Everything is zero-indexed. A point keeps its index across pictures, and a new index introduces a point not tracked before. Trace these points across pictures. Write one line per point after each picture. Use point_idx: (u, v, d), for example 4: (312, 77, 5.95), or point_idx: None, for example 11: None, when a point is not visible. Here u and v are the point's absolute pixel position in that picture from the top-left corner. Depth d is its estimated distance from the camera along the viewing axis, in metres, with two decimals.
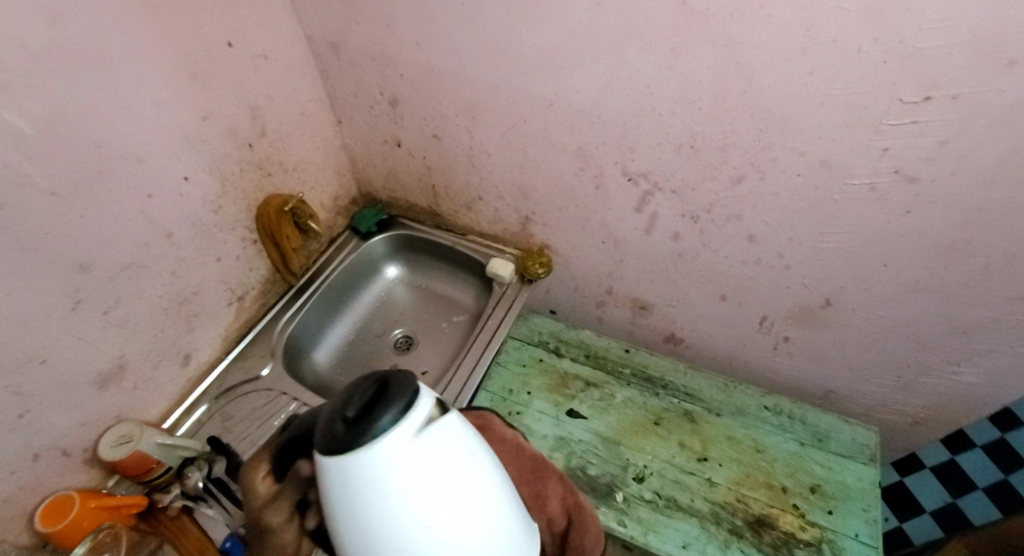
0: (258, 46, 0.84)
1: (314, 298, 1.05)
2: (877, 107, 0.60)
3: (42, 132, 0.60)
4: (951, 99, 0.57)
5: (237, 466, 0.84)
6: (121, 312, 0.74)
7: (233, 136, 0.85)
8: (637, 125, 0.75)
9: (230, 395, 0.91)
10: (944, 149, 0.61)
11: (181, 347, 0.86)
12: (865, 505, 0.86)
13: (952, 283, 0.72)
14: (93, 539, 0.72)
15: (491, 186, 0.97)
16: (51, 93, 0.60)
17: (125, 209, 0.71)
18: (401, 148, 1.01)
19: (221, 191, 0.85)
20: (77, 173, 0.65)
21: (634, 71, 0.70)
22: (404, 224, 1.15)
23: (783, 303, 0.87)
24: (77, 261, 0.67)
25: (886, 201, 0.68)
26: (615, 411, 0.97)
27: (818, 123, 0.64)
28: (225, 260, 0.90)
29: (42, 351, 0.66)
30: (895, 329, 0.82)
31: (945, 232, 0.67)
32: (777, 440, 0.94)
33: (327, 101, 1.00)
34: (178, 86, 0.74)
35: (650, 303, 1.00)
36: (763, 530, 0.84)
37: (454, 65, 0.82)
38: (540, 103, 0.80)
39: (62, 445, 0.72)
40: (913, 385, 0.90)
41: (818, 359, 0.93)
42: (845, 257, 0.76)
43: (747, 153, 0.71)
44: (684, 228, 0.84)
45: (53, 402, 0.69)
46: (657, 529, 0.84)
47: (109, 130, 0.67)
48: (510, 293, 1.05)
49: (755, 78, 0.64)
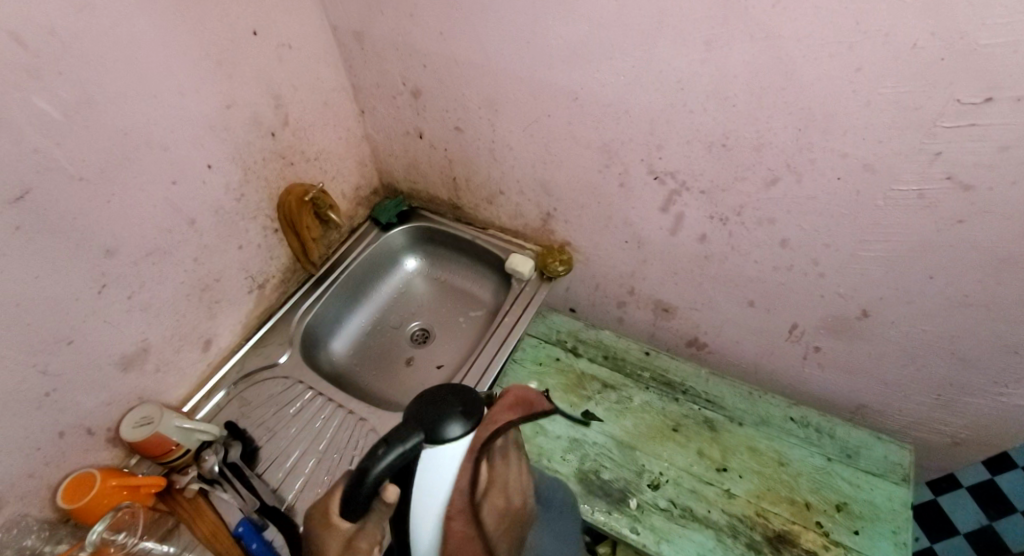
0: (284, 34, 0.84)
1: (333, 287, 1.05)
2: (931, 107, 0.56)
3: (70, 117, 0.61)
4: (1016, 101, 0.53)
5: (253, 451, 0.85)
6: (144, 296, 0.75)
7: (257, 125, 0.84)
8: (667, 121, 0.71)
9: (248, 381, 0.92)
10: (1003, 155, 0.56)
11: (203, 333, 0.87)
12: (895, 527, 0.81)
13: (1003, 299, 0.67)
14: (114, 516, 0.72)
15: (514, 180, 0.95)
16: (79, 79, 0.61)
17: (149, 195, 0.72)
18: (424, 140, 1.00)
19: (243, 178, 0.85)
20: (102, 158, 0.65)
21: (665, 63, 0.66)
22: (424, 216, 1.14)
23: (815, 312, 0.82)
24: (102, 245, 0.68)
25: (934, 209, 0.63)
26: (633, 415, 0.94)
27: (862, 123, 0.60)
28: (247, 248, 0.90)
29: (68, 333, 0.67)
30: (936, 345, 0.77)
31: (999, 243, 0.62)
32: (802, 453, 0.90)
33: (351, 91, 1.00)
34: (203, 73, 0.74)
35: (673, 305, 0.97)
36: (783, 547, 0.81)
37: (480, 55, 0.80)
38: (565, 96, 0.77)
39: (86, 424, 0.73)
40: (953, 404, 0.85)
41: (850, 372, 0.89)
42: (884, 267, 0.71)
43: (784, 153, 0.67)
44: (712, 229, 0.80)
45: (77, 383, 0.70)
46: (671, 538, 0.82)
47: (134, 118, 0.67)
48: (528, 290, 1.03)
49: (795, 74, 0.60)
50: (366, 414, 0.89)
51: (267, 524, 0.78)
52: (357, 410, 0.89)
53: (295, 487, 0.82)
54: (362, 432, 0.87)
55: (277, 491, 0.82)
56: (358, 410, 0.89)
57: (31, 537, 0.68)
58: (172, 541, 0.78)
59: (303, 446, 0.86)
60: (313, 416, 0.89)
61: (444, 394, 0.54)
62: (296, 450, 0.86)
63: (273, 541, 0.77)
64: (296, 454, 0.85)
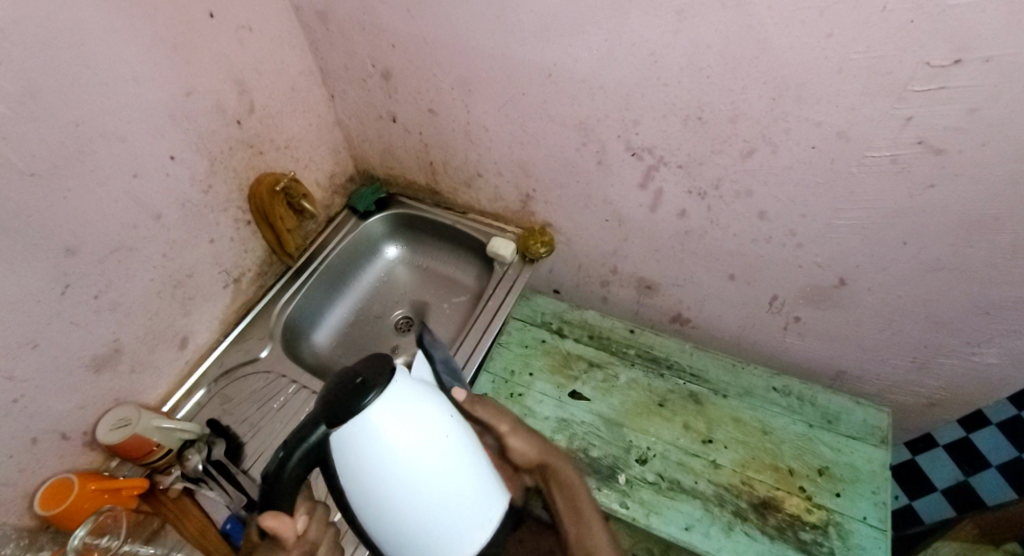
0: (243, 16, 0.80)
1: (312, 279, 1.03)
2: (902, 72, 0.56)
3: (15, 111, 0.58)
4: (983, 62, 0.53)
5: (238, 447, 0.84)
6: (113, 295, 0.73)
7: (221, 113, 0.81)
8: (642, 95, 0.71)
9: (230, 377, 0.90)
10: (972, 117, 0.57)
11: (178, 330, 0.85)
12: (875, 487, 0.83)
13: (975, 261, 0.69)
14: (96, 520, 0.70)
15: (490, 161, 0.94)
16: (22, 69, 0.57)
17: (111, 190, 0.69)
18: (398, 124, 0.98)
19: (210, 170, 0.82)
20: (56, 153, 0.62)
21: (637, 36, 0.66)
22: (402, 203, 1.12)
23: (793, 281, 0.83)
24: (63, 245, 0.65)
25: (907, 174, 0.64)
26: (619, 392, 0.95)
27: (834, 90, 0.60)
28: (219, 242, 0.87)
29: (33, 336, 0.65)
30: (911, 309, 0.79)
31: (971, 205, 0.63)
32: (786, 422, 0.92)
33: (319, 75, 0.97)
34: (159, 61, 0.71)
35: (656, 282, 0.97)
36: (768, 513, 0.82)
37: (450, 34, 0.78)
38: (539, 74, 0.76)
39: (60, 429, 0.71)
40: (929, 365, 0.87)
41: (830, 340, 0.90)
42: (860, 235, 0.72)
43: (758, 124, 0.67)
44: (692, 204, 0.80)
45: (46, 387, 0.68)
46: (660, 510, 0.83)
47: (89, 110, 0.64)
48: (510, 273, 1.02)
49: (768, 43, 0.60)
50: None
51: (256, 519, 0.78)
52: None
53: None
54: None
55: None
56: None
57: (11, 545, 0.67)
58: (157, 544, 0.76)
59: None
60: (299, 409, 0.88)
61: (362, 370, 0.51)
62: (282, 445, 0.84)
63: None
64: None
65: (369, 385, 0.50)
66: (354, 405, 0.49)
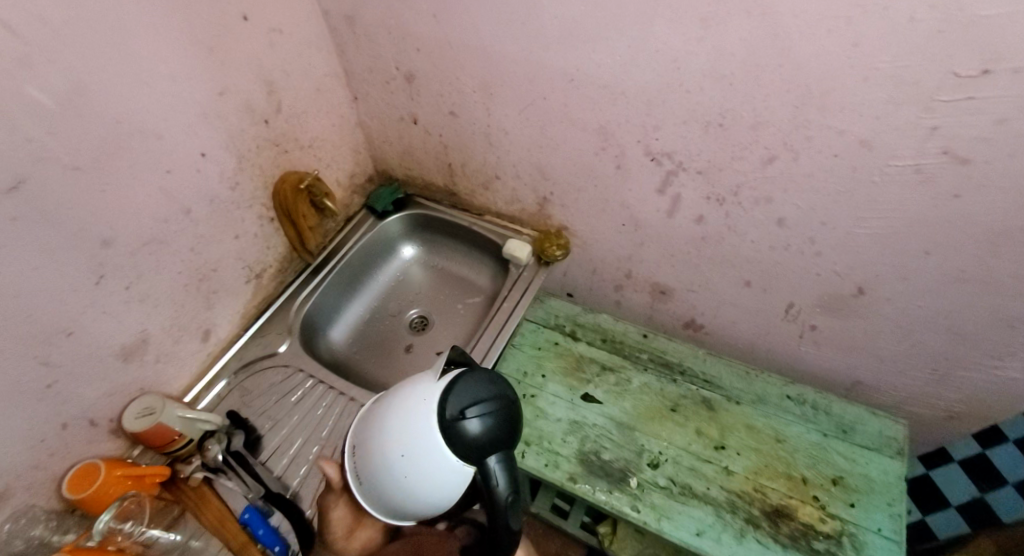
0: (274, 18, 0.82)
1: (331, 276, 1.05)
2: (929, 81, 0.56)
3: (61, 106, 0.60)
4: (1014, 73, 0.53)
5: (255, 439, 0.85)
6: (143, 287, 0.75)
7: (250, 112, 0.83)
8: (663, 101, 0.72)
9: (249, 370, 0.92)
10: (1000, 127, 0.56)
11: (202, 323, 0.86)
12: (890, 499, 0.83)
13: (998, 272, 0.68)
14: (120, 506, 0.72)
15: (510, 164, 0.95)
16: (69, 66, 0.59)
17: (144, 184, 0.71)
18: (419, 126, 1.00)
19: (238, 167, 0.84)
20: (96, 148, 0.64)
21: (662, 42, 0.66)
22: (420, 203, 1.14)
23: (810, 289, 0.83)
24: (98, 236, 0.67)
25: (931, 184, 0.64)
26: (631, 396, 0.96)
27: (859, 98, 0.60)
28: (243, 238, 0.89)
29: (66, 324, 0.67)
30: (932, 320, 0.78)
31: (996, 217, 0.63)
32: (799, 430, 0.92)
33: (343, 77, 0.99)
34: (196, 61, 0.73)
35: (670, 288, 0.98)
36: (781, 521, 0.82)
37: (475, 38, 0.80)
38: (562, 78, 0.77)
39: (89, 415, 0.73)
40: (948, 378, 0.87)
41: (846, 349, 0.90)
42: (880, 243, 0.72)
43: (781, 131, 0.67)
44: (710, 210, 0.81)
45: (77, 374, 0.70)
46: (671, 514, 0.83)
47: (128, 106, 0.66)
48: (526, 275, 1.03)
49: (793, 50, 0.60)
50: (367, 401, 0.89)
51: (273, 509, 0.79)
52: (358, 397, 0.89)
53: (299, 474, 0.83)
54: None
55: (281, 478, 0.83)
56: (359, 397, 0.89)
57: (39, 528, 0.69)
58: (178, 530, 0.78)
59: (305, 433, 0.86)
60: (315, 404, 0.89)
61: (454, 401, 0.59)
62: (298, 439, 0.86)
63: (279, 527, 0.78)
64: (298, 443, 0.85)
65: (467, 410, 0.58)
66: (473, 433, 0.57)
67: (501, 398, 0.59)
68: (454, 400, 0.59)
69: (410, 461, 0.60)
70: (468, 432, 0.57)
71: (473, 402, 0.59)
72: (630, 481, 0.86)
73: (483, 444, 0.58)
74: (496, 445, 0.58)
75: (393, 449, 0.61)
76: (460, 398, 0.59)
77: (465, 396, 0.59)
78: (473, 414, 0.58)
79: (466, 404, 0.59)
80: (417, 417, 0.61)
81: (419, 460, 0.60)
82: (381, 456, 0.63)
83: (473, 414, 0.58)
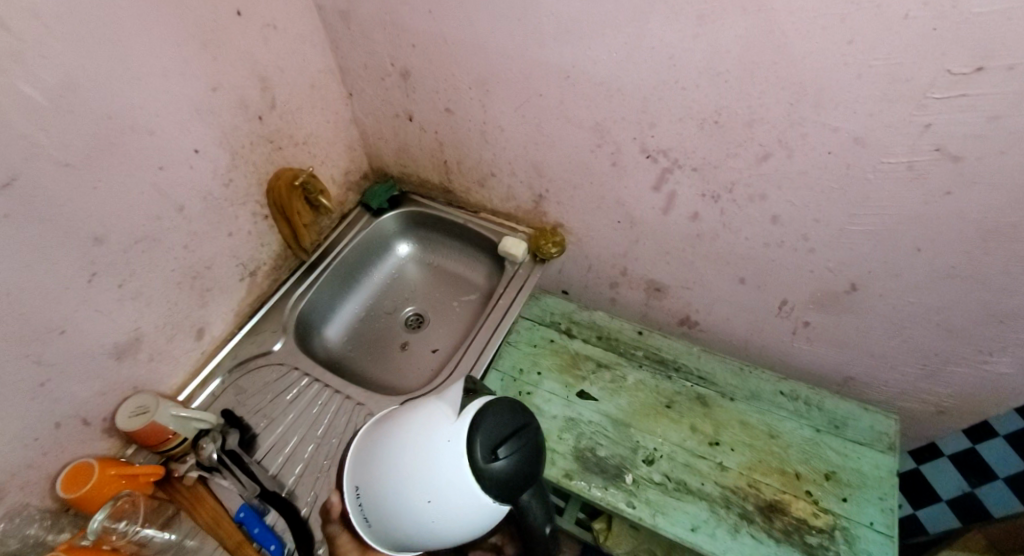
0: (268, 14, 0.82)
1: (326, 273, 1.04)
2: (922, 79, 0.57)
3: (53, 102, 0.59)
4: (1007, 70, 0.54)
5: (251, 438, 0.85)
6: (136, 285, 0.74)
7: (244, 109, 0.83)
8: (659, 98, 0.72)
9: (244, 368, 0.92)
10: (993, 125, 0.57)
11: (195, 321, 0.86)
12: (882, 493, 0.84)
13: (988, 268, 0.69)
14: (114, 505, 0.72)
15: (505, 162, 0.95)
16: (61, 61, 0.59)
17: (137, 180, 0.70)
18: (414, 123, 0.99)
19: (232, 164, 0.84)
20: (88, 143, 0.63)
21: (658, 39, 0.67)
22: (415, 201, 1.14)
23: (804, 286, 0.84)
24: (90, 233, 0.67)
25: (923, 181, 0.64)
26: (626, 393, 0.96)
27: (852, 95, 0.61)
28: (237, 235, 0.89)
29: (58, 323, 0.66)
30: (923, 316, 0.79)
31: (987, 214, 0.64)
32: (792, 426, 0.92)
33: (338, 73, 0.98)
34: (189, 56, 0.72)
35: (665, 285, 0.98)
36: (775, 516, 0.83)
37: (471, 35, 0.80)
38: (558, 75, 0.77)
39: (82, 415, 0.72)
40: (939, 373, 0.87)
41: (838, 345, 0.91)
42: (873, 240, 0.73)
43: (775, 128, 0.67)
44: (704, 207, 0.81)
45: (70, 372, 0.69)
46: (666, 510, 0.83)
47: (121, 101, 0.66)
48: (521, 273, 1.04)
49: (788, 48, 0.60)
50: (362, 399, 0.88)
51: (269, 508, 0.79)
52: (354, 395, 0.89)
53: (295, 472, 0.82)
54: (361, 416, 0.87)
55: (276, 476, 0.82)
56: (355, 395, 0.89)
57: (33, 527, 0.68)
58: (173, 529, 0.77)
59: (301, 432, 0.86)
60: (311, 402, 0.89)
61: (484, 442, 0.64)
62: (295, 437, 0.85)
63: (274, 526, 0.78)
64: (294, 441, 0.85)
65: (498, 454, 0.64)
66: (506, 471, 0.64)
67: (524, 431, 0.66)
68: (481, 442, 0.64)
69: (437, 504, 0.64)
70: (495, 471, 0.64)
71: (502, 441, 0.64)
72: (625, 476, 0.86)
73: (514, 479, 0.65)
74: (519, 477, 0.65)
75: (418, 495, 0.65)
76: (490, 443, 0.64)
77: (493, 439, 0.64)
78: (503, 454, 0.64)
79: (496, 447, 0.64)
80: (440, 463, 0.65)
81: (437, 509, 0.65)
82: (404, 501, 0.66)
83: (504, 457, 0.64)
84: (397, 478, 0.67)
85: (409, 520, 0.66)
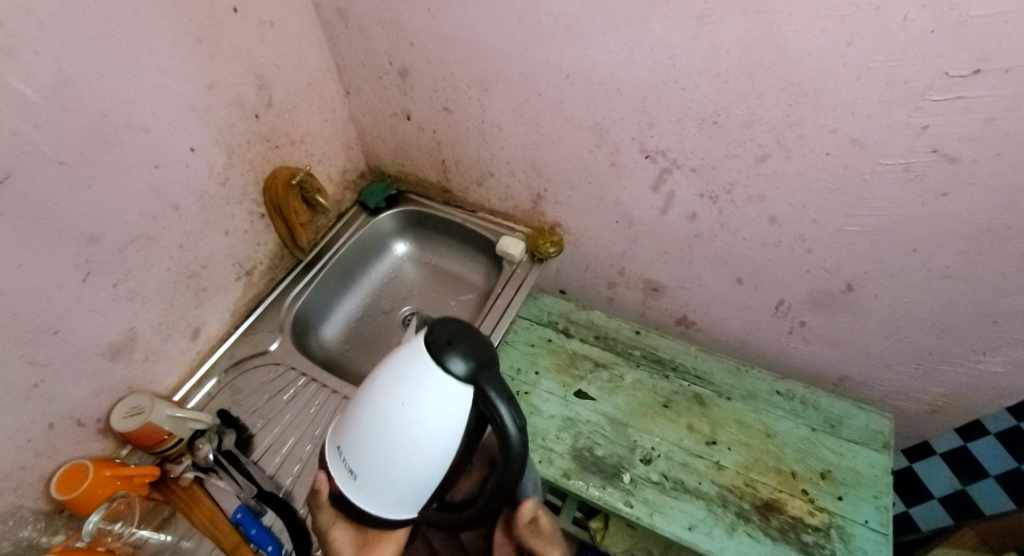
0: (265, 11, 0.81)
1: (322, 272, 1.04)
2: (920, 81, 0.57)
3: (47, 99, 0.58)
4: (1004, 73, 0.54)
5: (247, 438, 0.84)
6: (131, 284, 0.73)
7: (240, 106, 0.82)
8: (658, 98, 0.72)
9: (240, 368, 0.91)
10: (989, 126, 0.58)
11: (191, 321, 0.85)
12: (877, 492, 0.84)
13: (983, 269, 0.70)
14: (109, 507, 0.71)
15: (503, 161, 0.95)
16: (55, 58, 0.58)
17: (133, 179, 0.70)
18: (411, 122, 0.99)
19: (228, 162, 0.83)
20: (83, 141, 0.63)
21: (658, 40, 0.67)
22: (412, 200, 1.13)
23: (801, 286, 0.85)
24: (85, 232, 0.66)
25: (920, 182, 0.65)
26: (624, 392, 0.96)
27: (851, 97, 0.61)
28: (233, 234, 0.88)
29: (52, 323, 0.65)
30: (919, 316, 0.80)
31: (982, 215, 0.64)
32: (789, 425, 0.93)
33: (335, 71, 0.98)
34: (185, 53, 0.71)
35: (663, 284, 0.99)
36: (771, 514, 0.83)
37: (469, 33, 0.79)
38: (557, 74, 0.77)
39: (76, 415, 0.71)
40: (934, 372, 0.88)
41: (834, 345, 0.92)
42: (870, 241, 0.73)
43: (774, 129, 0.68)
44: (703, 208, 0.81)
45: (64, 373, 0.68)
46: (664, 509, 0.84)
47: (116, 99, 0.65)
48: (519, 272, 1.04)
49: (788, 49, 0.61)
50: None
51: (265, 509, 0.78)
52: (352, 396, 0.88)
53: (292, 472, 0.82)
54: None
55: (273, 476, 0.81)
56: (353, 395, 0.88)
57: (27, 529, 0.68)
58: (168, 531, 0.77)
59: (298, 432, 0.85)
60: (308, 402, 0.88)
61: (432, 346, 0.57)
62: (292, 437, 0.85)
63: (272, 526, 0.77)
64: (291, 442, 0.84)
65: (454, 354, 0.55)
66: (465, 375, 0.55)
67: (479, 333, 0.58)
68: (434, 341, 0.57)
69: (410, 408, 0.56)
70: (457, 372, 0.55)
71: (456, 350, 0.56)
72: (623, 475, 0.87)
73: (479, 384, 0.55)
74: (490, 376, 0.55)
75: (390, 399, 0.57)
76: (440, 346, 0.56)
77: (447, 343, 0.56)
78: (459, 361, 0.55)
79: (451, 353, 0.55)
80: (412, 372, 0.57)
81: (410, 413, 0.56)
82: (377, 417, 0.58)
83: (461, 362, 0.55)
84: (372, 405, 0.59)
85: (384, 441, 0.58)
